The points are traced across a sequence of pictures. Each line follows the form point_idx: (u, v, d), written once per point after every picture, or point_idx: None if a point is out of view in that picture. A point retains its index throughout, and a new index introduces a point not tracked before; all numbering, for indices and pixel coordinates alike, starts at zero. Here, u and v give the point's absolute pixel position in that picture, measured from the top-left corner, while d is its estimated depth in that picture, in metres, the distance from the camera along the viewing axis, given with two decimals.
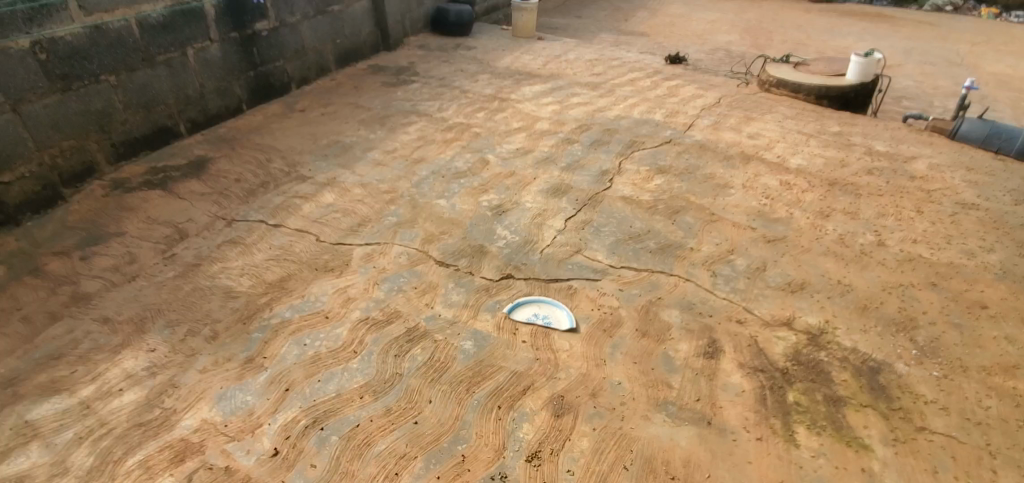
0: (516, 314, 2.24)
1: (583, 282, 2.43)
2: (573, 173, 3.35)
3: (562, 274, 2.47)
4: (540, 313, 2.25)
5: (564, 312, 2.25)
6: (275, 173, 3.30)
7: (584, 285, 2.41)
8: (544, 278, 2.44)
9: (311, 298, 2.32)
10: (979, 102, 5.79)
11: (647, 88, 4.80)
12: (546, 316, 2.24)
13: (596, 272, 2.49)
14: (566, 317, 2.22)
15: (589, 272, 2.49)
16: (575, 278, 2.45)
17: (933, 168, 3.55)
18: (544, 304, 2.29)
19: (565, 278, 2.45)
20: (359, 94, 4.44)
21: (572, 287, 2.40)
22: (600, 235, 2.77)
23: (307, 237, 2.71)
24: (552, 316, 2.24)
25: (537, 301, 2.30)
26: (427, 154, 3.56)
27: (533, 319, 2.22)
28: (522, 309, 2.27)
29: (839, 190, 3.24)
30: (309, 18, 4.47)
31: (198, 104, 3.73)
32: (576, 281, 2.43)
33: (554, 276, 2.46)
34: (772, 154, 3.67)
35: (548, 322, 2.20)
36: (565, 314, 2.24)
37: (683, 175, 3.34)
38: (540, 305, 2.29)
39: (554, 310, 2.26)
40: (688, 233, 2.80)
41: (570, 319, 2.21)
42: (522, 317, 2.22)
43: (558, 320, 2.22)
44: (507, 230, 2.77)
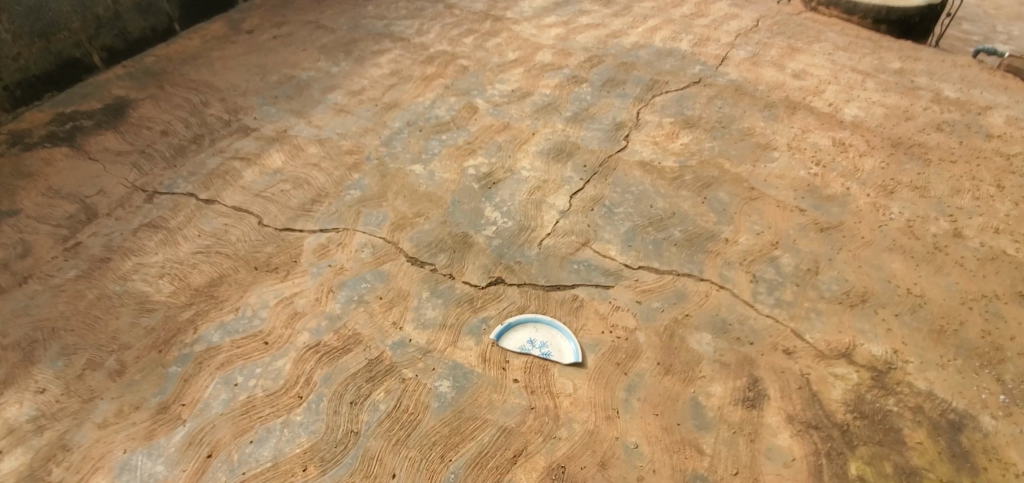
0: (506, 341, 1.77)
1: (592, 290, 1.94)
2: (580, 126, 2.71)
3: (566, 279, 1.97)
4: (537, 340, 1.78)
5: (566, 339, 1.78)
6: (211, 123, 2.66)
7: (594, 294, 1.93)
8: (543, 285, 1.95)
9: (246, 313, 1.84)
10: None
11: (671, 4, 3.95)
12: (544, 344, 1.77)
13: (610, 275, 1.99)
14: (570, 346, 1.76)
15: (600, 275, 1.99)
16: (583, 284, 1.96)
17: (1015, 124, 2.93)
18: (542, 327, 1.82)
19: (569, 285, 1.95)
20: (320, 10, 3.61)
21: (579, 299, 1.91)
22: (613, 218, 2.22)
23: (246, 220, 2.17)
24: (551, 344, 1.77)
25: (534, 322, 1.83)
26: (401, 96, 2.89)
27: (528, 348, 1.75)
28: (514, 333, 1.80)
29: (905, 154, 2.65)
30: None
31: (114, 27, 2.97)
32: (584, 289, 1.94)
33: (557, 281, 1.96)
34: (821, 100, 3.02)
35: (548, 353, 1.74)
36: (569, 342, 1.77)
37: (716, 131, 2.71)
38: (536, 328, 1.81)
39: (555, 337, 1.79)
40: (722, 215, 2.25)
41: (575, 349, 1.75)
42: (514, 346, 1.76)
43: (560, 351, 1.75)
44: (497, 212, 2.22)
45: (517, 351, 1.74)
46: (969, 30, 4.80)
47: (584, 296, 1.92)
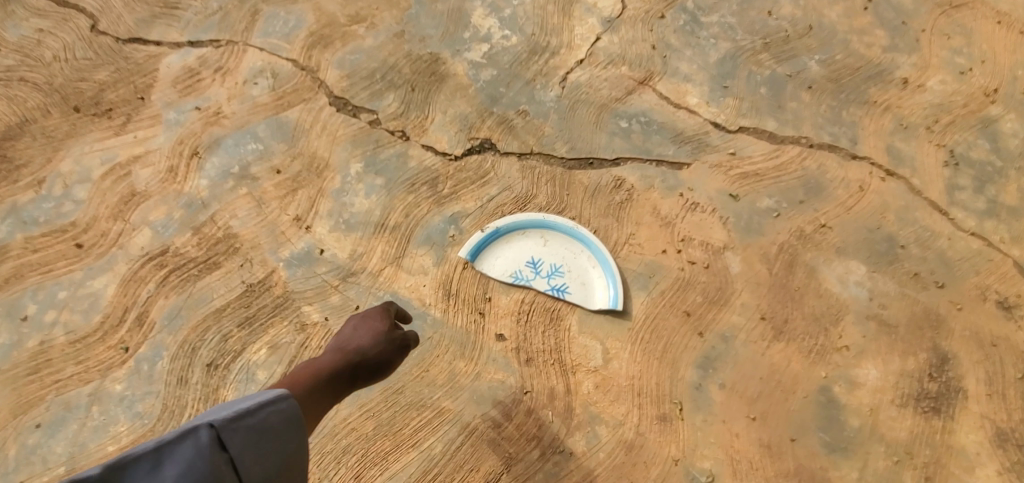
0: (491, 262, 1.00)
1: (654, 172, 1.08)
2: None
3: (608, 148, 1.10)
4: (545, 262, 1.00)
5: (599, 264, 0.99)
6: None
7: (655, 179, 1.07)
8: (568, 159, 1.09)
9: (53, 191, 1.09)
10: None
11: None
12: (558, 270, 0.99)
13: (686, 143, 1.11)
14: (604, 277, 0.98)
15: (668, 142, 1.11)
16: (637, 158, 1.09)
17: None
18: (555, 239, 1.02)
19: (613, 160, 1.09)
20: None
21: (629, 186, 1.07)
22: (698, 35, 1.23)
23: (72, 22, 1.29)
24: (572, 272, 0.99)
25: (541, 229, 1.02)
26: None
27: (528, 278, 0.99)
28: (505, 248, 1.01)
29: None
30: None
31: None
32: (639, 168, 1.08)
33: (592, 152, 1.10)
34: None
35: (564, 290, 0.98)
36: (603, 269, 0.99)
37: None
38: (544, 241, 1.01)
39: (577, 258, 1.00)
40: (899, 36, 1.23)
41: (612, 283, 0.97)
42: (505, 274, 0.99)
43: (585, 284, 0.98)
44: (493, 20, 1.25)
45: (509, 283, 0.99)
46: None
47: (637, 181, 1.07)
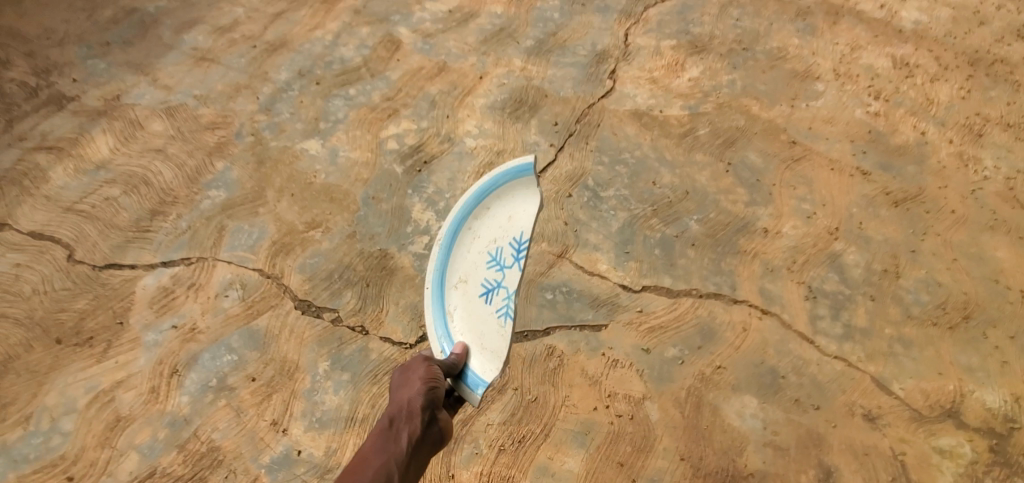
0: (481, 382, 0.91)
1: (503, 233, 0.97)
2: (547, 60, 1.88)
3: (459, 236, 1.03)
4: (482, 318, 0.95)
5: (499, 264, 0.95)
6: (13, 96, 1.79)
7: (510, 233, 0.95)
8: (437, 267, 1.03)
9: (41, 426, 1.20)
10: None
11: None
12: (487, 292, 0.95)
13: (510, 184, 0.99)
14: (514, 256, 0.92)
15: (495, 194, 1.00)
16: (486, 229, 1.01)
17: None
18: (460, 308, 1.01)
19: (468, 241, 1.03)
20: None
21: (488, 256, 0.98)
22: (600, 208, 1.51)
23: (51, 255, 1.43)
24: (493, 286, 0.94)
25: (448, 320, 1.01)
26: (291, 31, 1.97)
27: (500, 334, 0.89)
28: (466, 369, 0.94)
29: (986, 76, 1.97)
30: None
31: None
32: (489, 237, 0.99)
33: (450, 243, 1.03)
34: (868, 1, 2.20)
35: (512, 287, 0.89)
36: (505, 266, 0.94)
37: (734, 57, 1.91)
38: (462, 326, 1.00)
39: (481, 281, 0.98)
40: (756, 192, 1.56)
41: (519, 244, 0.92)
42: (495, 361, 0.90)
43: (510, 271, 0.92)
44: (431, 213, 1.49)
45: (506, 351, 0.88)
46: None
47: (491, 249, 0.98)
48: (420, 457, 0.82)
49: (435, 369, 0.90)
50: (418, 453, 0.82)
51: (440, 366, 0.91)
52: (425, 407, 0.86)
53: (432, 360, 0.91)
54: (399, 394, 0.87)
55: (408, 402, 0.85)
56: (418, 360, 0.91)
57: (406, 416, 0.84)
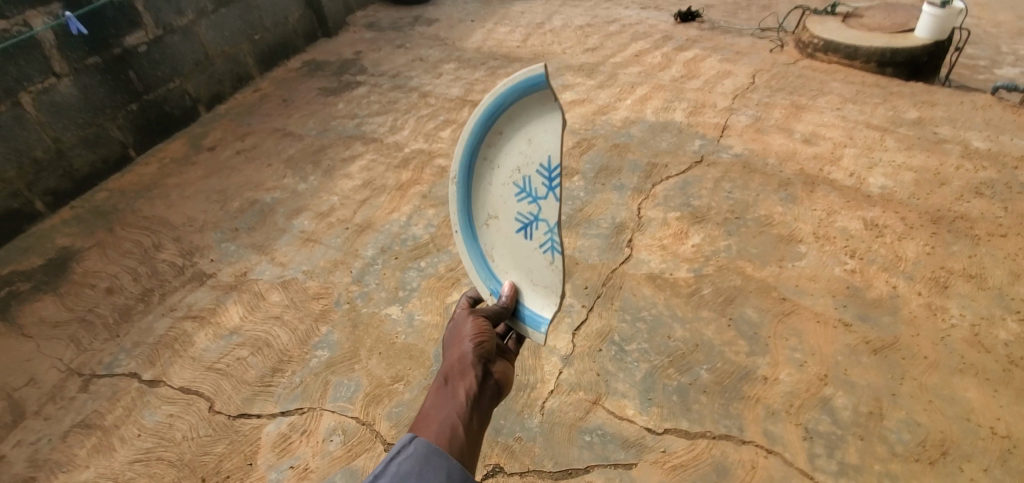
0: (541, 320, 1.22)
1: (526, 160, 1.13)
2: (576, 233, 2.35)
3: (478, 149, 1.20)
4: (525, 251, 1.20)
5: (532, 196, 1.14)
6: (163, 273, 2.29)
7: (535, 161, 1.10)
8: (461, 211, 1.26)
9: None
10: None
11: (658, 67, 3.52)
12: (524, 225, 1.18)
13: (519, 93, 1.09)
14: (545, 187, 1.10)
15: (504, 96, 1.12)
16: (507, 156, 1.17)
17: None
18: (494, 243, 1.26)
19: (487, 164, 1.21)
20: (289, 113, 3.22)
21: (514, 186, 1.16)
22: (626, 359, 1.87)
23: (196, 406, 1.84)
24: (529, 220, 1.17)
25: (488, 257, 1.28)
26: (374, 214, 2.52)
27: (548, 267, 1.17)
28: (522, 307, 1.25)
29: (949, 232, 2.30)
30: (208, 13, 3.13)
31: (58, 167, 2.57)
32: (511, 165, 1.16)
33: (465, 181, 1.24)
34: (840, 169, 2.62)
35: (550, 225, 1.12)
36: (537, 198, 1.13)
37: (729, 224, 2.34)
38: (504, 265, 1.27)
39: (514, 212, 1.19)
40: (754, 343, 1.90)
41: (550, 168, 1.08)
42: (550, 300, 1.21)
43: (541, 200, 1.12)
44: None
45: (558, 288, 1.17)
46: (973, 42, 4.27)
47: (518, 179, 1.15)
48: (480, 400, 1.10)
49: (481, 323, 1.21)
50: (478, 399, 1.10)
51: (486, 320, 1.22)
52: (475, 362, 1.15)
53: (475, 318, 1.21)
54: (453, 352, 1.16)
55: (462, 359, 1.14)
56: (464, 322, 1.22)
57: (461, 372, 1.12)
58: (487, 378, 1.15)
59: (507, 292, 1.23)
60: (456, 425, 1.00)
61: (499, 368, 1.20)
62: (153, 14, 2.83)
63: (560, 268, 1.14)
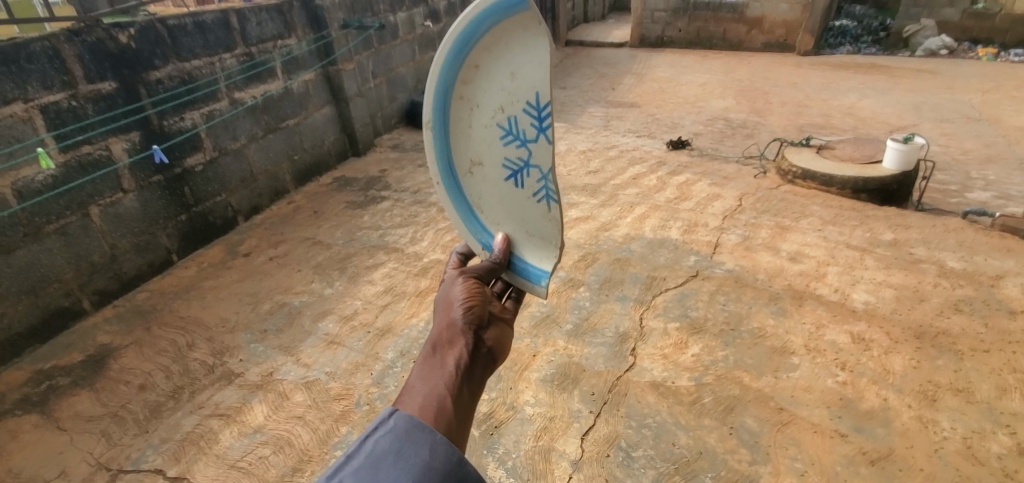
0: (539, 274, 1.30)
1: (509, 98, 1.21)
2: (582, 341, 2.52)
3: (457, 89, 1.32)
4: (514, 197, 1.31)
5: (519, 139, 1.23)
6: (194, 370, 2.44)
7: (520, 99, 1.19)
8: (443, 160, 1.40)
9: None
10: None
11: (653, 189, 3.91)
12: (513, 172, 1.28)
13: (498, 23, 1.20)
14: (534, 128, 1.18)
15: (487, 29, 1.22)
16: (489, 97, 1.26)
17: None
18: (480, 193, 1.39)
19: (468, 107, 1.31)
20: (319, 223, 3.54)
21: (500, 129, 1.26)
22: (633, 466, 1.95)
23: None
24: (518, 167, 1.27)
25: (475, 208, 1.41)
26: (394, 318, 2.71)
27: (544, 216, 1.27)
28: (518, 260, 1.35)
29: (933, 346, 2.41)
30: (258, 138, 3.63)
31: (109, 270, 2.83)
32: (492, 108, 1.26)
33: (445, 128, 1.37)
34: (825, 285, 2.84)
35: (538, 166, 1.21)
36: (525, 141, 1.22)
37: (726, 336, 2.51)
38: (495, 219, 1.38)
39: (501, 157, 1.30)
40: (756, 452, 1.99)
41: (538, 107, 1.15)
42: (547, 250, 1.30)
43: (528, 142, 1.21)
44: (501, 470, 1.96)
45: (555, 237, 1.27)
46: (944, 168, 4.66)
47: (502, 121, 1.25)
48: (472, 366, 1.09)
49: (473, 289, 1.22)
50: (468, 367, 1.08)
51: (478, 283, 1.24)
52: (465, 329, 1.13)
53: (465, 284, 1.21)
54: (442, 319, 1.15)
55: (452, 325, 1.13)
56: (453, 288, 1.21)
57: (450, 341, 1.10)
58: (479, 345, 1.14)
59: (501, 248, 1.33)
60: (444, 396, 0.97)
61: (494, 334, 1.19)
62: (212, 140, 3.29)
63: (556, 216, 1.24)
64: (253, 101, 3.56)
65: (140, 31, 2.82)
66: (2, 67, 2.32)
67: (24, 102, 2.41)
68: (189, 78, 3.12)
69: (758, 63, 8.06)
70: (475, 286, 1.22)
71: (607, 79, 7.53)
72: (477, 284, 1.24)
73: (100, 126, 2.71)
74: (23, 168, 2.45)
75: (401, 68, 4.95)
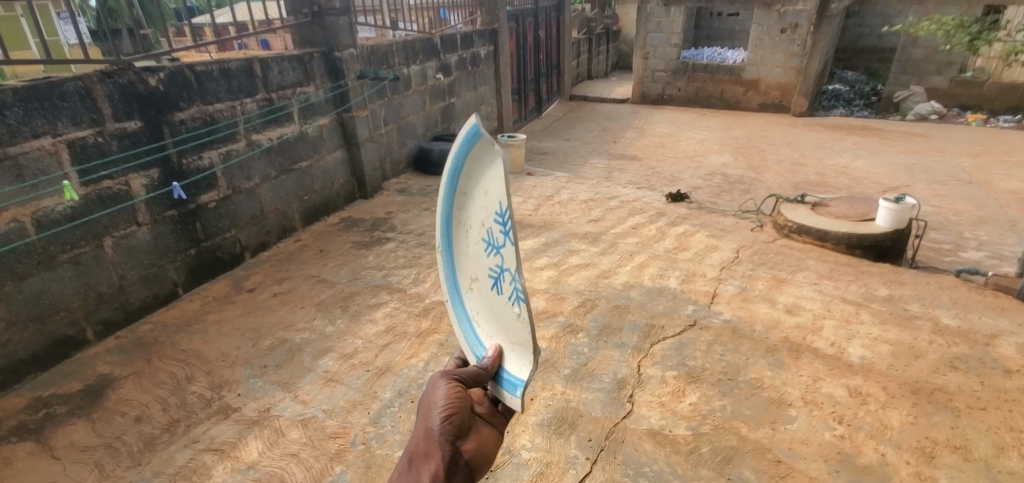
0: (518, 385, 1.07)
1: (484, 213, 1.08)
2: (581, 386, 2.53)
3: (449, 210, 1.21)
4: (498, 308, 1.11)
5: (494, 247, 1.06)
6: (192, 403, 2.44)
7: (491, 209, 1.05)
8: (450, 274, 1.26)
9: None
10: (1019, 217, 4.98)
11: (652, 238, 3.99)
12: (494, 279, 1.09)
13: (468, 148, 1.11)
14: (502, 233, 1.02)
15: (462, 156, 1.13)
16: (471, 213, 1.13)
17: (1021, 362, 2.66)
18: (475, 306, 1.20)
19: (457, 224, 1.19)
20: (323, 262, 3.60)
21: (482, 241, 1.10)
22: None
23: None
24: (497, 274, 1.08)
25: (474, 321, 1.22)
26: (394, 358, 2.73)
27: (520, 322, 1.05)
28: (503, 371, 1.14)
29: (930, 402, 2.41)
30: (270, 179, 3.76)
31: (116, 300, 2.87)
32: (475, 224, 1.12)
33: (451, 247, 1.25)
34: (822, 338, 2.87)
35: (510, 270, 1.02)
36: (500, 248, 1.05)
37: (723, 385, 2.52)
38: (488, 327, 1.18)
39: (485, 268, 1.12)
40: None
41: (503, 216, 1.00)
42: (524, 362, 1.07)
43: (502, 248, 1.03)
44: None
45: (530, 343, 1.04)
46: (937, 227, 4.76)
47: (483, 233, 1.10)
48: (447, 479, 1.16)
49: (456, 393, 1.18)
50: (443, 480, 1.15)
51: (461, 387, 1.18)
52: (441, 441, 1.16)
53: (446, 392, 1.17)
54: (422, 427, 1.18)
55: (429, 436, 1.16)
56: (435, 393, 1.18)
57: (427, 453, 1.16)
58: (456, 456, 1.17)
59: (487, 356, 1.14)
60: None
61: (474, 439, 1.20)
62: (226, 178, 3.42)
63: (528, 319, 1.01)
64: (269, 143, 3.71)
65: (169, 75, 2.99)
66: (35, 104, 2.45)
67: (52, 136, 2.53)
68: (210, 120, 3.28)
69: (755, 122, 8.35)
70: (456, 393, 1.17)
71: (609, 133, 7.80)
72: (460, 389, 1.18)
73: (123, 162, 2.83)
74: (44, 199, 2.54)
75: (411, 117, 5.16)
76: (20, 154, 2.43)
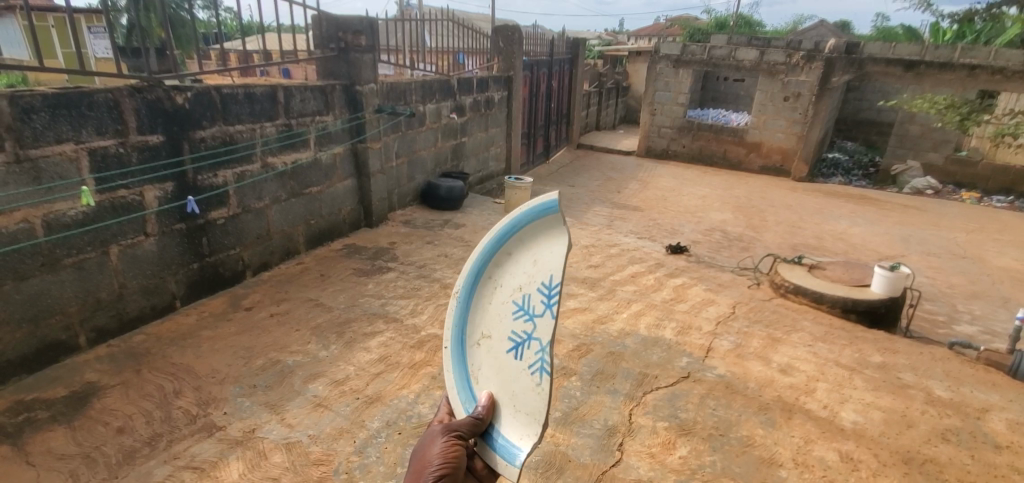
0: (516, 451, 1.23)
1: (527, 281, 1.26)
2: (570, 430, 2.50)
3: (485, 268, 1.36)
4: (513, 371, 1.26)
5: (529, 313, 1.24)
6: (176, 418, 2.41)
7: (536, 279, 1.23)
8: (453, 328, 1.39)
9: None
10: (1013, 295, 5.02)
11: (650, 288, 4.04)
12: (518, 345, 1.25)
13: (538, 220, 1.26)
14: (544, 304, 1.20)
15: (511, 229, 1.31)
16: (510, 277, 1.30)
17: (1011, 438, 2.65)
18: (483, 364, 1.34)
19: (487, 282, 1.35)
20: (323, 286, 3.62)
21: (513, 304, 1.27)
22: None
23: None
24: (521, 340, 1.25)
25: (473, 378, 1.35)
26: (385, 387, 2.71)
27: (535, 391, 1.21)
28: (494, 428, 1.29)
29: (921, 473, 2.39)
30: (280, 201, 3.83)
31: (113, 308, 2.88)
32: (512, 288, 1.29)
33: (470, 299, 1.38)
34: (815, 400, 2.86)
35: (546, 345, 1.19)
36: (534, 315, 1.23)
37: (714, 441, 2.50)
38: (486, 383, 1.33)
39: (510, 332, 1.28)
40: None
41: (550, 287, 1.19)
42: (529, 430, 1.23)
43: (538, 317, 1.22)
44: None
45: (541, 414, 1.20)
46: (930, 298, 4.81)
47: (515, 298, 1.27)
48: None
49: (452, 450, 1.25)
50: None
51: (458, 444, 1.26)
52: None
53: (443, 449, 1.24)
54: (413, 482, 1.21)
55: None
56: (432, 450, 1.24)
57: None
58: None
59: (485, 405, 1.28)
60: None
61: None
62: (237, 197, 3.49)
63: (548, 393, 1.18)
64: (283, 167, 3.81)
65: (195, 95, 3.10)
66: (63, 110, 2.53)
67: (75, 143, 2.60)
68: (230, 140, 3.38)
69: (756, 184, 8.51)
70: (455, 448, 1.25)
71: (613, 183, 7.93)
72: (458, 446, 1.26)
73: (139, 174, 2.90)
74: (58, 202, 2.58)
75: (422, 152, 5.29)
76: (40, 158, 2.49)
